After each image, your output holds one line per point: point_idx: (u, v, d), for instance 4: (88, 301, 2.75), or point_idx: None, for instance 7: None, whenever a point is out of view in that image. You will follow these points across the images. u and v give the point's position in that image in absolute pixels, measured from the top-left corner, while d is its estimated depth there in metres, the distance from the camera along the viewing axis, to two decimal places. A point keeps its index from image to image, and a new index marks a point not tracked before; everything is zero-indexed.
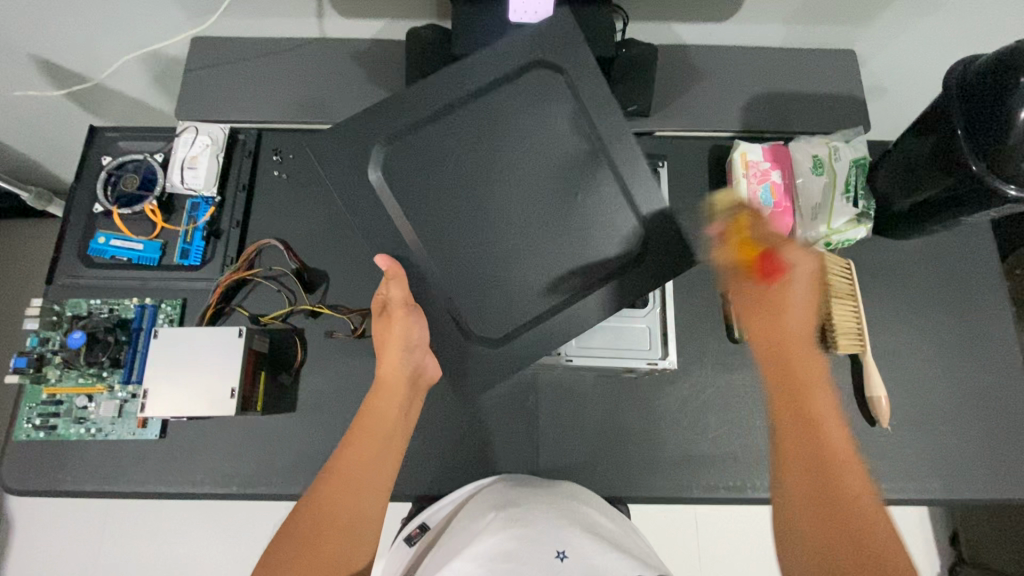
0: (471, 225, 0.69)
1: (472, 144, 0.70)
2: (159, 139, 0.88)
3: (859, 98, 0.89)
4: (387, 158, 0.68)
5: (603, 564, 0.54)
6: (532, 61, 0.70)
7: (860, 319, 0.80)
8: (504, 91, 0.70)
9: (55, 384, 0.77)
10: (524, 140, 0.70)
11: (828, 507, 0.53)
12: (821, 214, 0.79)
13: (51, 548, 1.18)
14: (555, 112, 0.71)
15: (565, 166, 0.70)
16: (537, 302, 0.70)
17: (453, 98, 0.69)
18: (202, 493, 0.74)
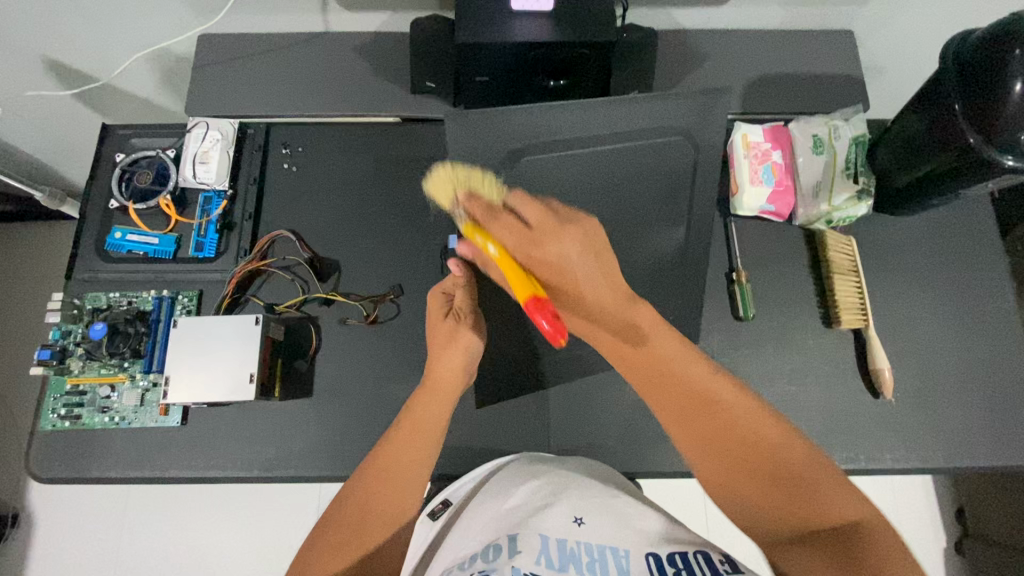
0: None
1: (587, 191, 0.79)
2: (171, 135, 0.90)
3: (857, 77, 0.90)
4: (520, 166, 0.78)
5: (619, 534, 0.55)
6: (673, 129, 0.78)
7: (863, 294, 0.82)
8: (632, 142, 0.78)
9: (78, 375, 0.79)
10: (625, 193, 0.79)
11: (711, 443, 0.52)
12: (822, 192, 0.82)
13: (78, 542, 1.21)
14: (671, 172, 0.79)
15: (648, 227, 0.80)
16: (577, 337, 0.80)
17: (590, 138, 0.78)
18: (224, 477, 0.76)
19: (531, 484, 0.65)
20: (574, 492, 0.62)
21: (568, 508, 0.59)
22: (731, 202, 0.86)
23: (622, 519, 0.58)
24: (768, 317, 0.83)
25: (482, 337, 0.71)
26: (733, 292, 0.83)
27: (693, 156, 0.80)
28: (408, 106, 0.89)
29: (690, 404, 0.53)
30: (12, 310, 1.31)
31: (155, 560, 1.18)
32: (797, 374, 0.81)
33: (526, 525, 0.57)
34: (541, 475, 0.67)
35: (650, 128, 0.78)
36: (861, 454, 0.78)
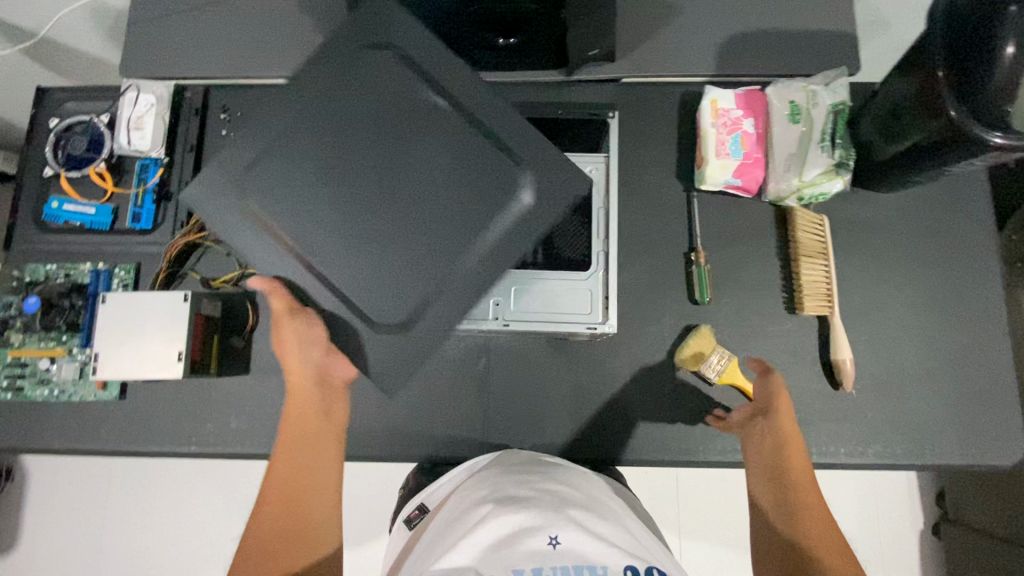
0: (366, 204, 0.67)
1: (353, 138, 0.69)
2: (106, 98, 0.85)
3: (844, 34, 0.81)
4: (260, 175, 0.68)
5: (595, 553, 0.49)
6: (364, 50, 0.70)
7: (831, 279, 0.75)
8: (353, 82, 0.70)
9: (18, 347, 0.78)
10: (386, 129, 0.69)
11: (794, 532, 0.59)
12: (795, 164, 0.74)
13: (77, 493, 1.29)
14: (407, 88, 0.69)
15: (443, 143, 0.68)
16: (435, 285, 0.67)
17: (302, 112, 0.69)
18: (164, 451, 0.77)
19: (504, 499, 0.58)
20: (543, 506, 0.56)
21: (537, 525, 0.52)
22: (696, 176, 0.79)
23: (598, 536, 0.52)
24: (728, 300, 0.78)
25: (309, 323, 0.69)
26: (691, 274, 0.78)
27: (417, 67, 0.70)
28: None
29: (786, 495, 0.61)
30: None
31: (146, 511, 1.26)
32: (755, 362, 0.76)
33: (497, 554, 0.50)
34: (514, 488, 0.60)
35: (358, 56, 0.70)
36: (815, 447, 0.74)
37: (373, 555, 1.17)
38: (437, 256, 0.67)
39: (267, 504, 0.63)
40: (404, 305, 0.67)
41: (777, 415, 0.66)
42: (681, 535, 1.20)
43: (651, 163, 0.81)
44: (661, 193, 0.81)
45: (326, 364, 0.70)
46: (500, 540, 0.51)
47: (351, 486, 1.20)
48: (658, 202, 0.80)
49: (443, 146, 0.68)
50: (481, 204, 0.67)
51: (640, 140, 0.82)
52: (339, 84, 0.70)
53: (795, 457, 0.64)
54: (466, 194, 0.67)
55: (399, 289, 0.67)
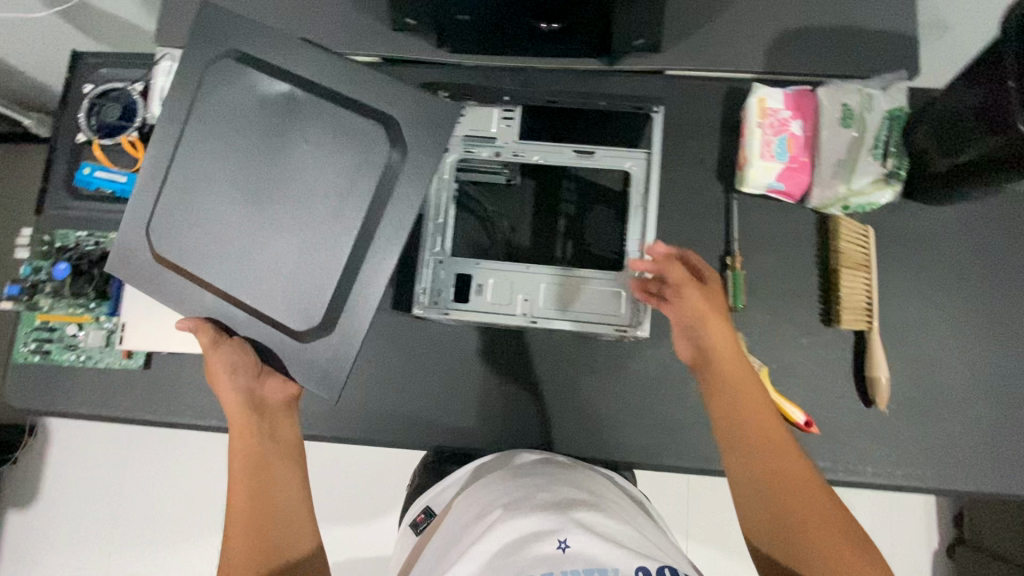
0: (248, 202, 0.63)
1: (214, 137, 0.64)
2: (138, 66, 0.84)
3: (906, 35, 0.77)
4: (161, 211, 0.64)
5: (606, 556, 0.48)
6: (220, 61, 0.65)
7: (871, 293, 0.73)
8: (217, 93, 0.65)
9: (47, 311, 0.79)
10: (258, 132, 0.64)
11: (759, 462, 0.57)
12: (843, 171, 0.72)
13: (96, 453, 1.32)
14: (263, 90, 0.64)
15: (320, 134, 0.63)
16: (350, 284, 0.62)
17: (184, 136, 0.65)
18: (184, 424, 0.77)
19: (510, 504, 0.57)
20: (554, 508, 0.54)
21: (549, 530, 0.51)
22: (736, 177, 0.76)
23: (606, 537, 0.51)
24: (762, 308, 0.75)
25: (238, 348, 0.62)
26: (725, 278, 0.75)
27: (273, 69, 0.65)
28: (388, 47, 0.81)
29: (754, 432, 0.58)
30: None
31: (163, 475, 1.30)
32: (785, 374, 0.74)
33: (507, 560, 0.49)
34: (527, 492, 0.59)
35: (205, 65, 0.66)
36: (841, 464, 0.72)
37: (381, 535, 1.18)
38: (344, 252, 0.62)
39: (233, 538, 0.57)
40: (297, 301, 0.62)
41: (711, 333, 0.63)
42: (687, 536, 1.20)
43: (691, 161, 0.78)
44: (699, 193, 0.78)
45: (261, 384, 0.64)
46: (507, 547, 0.51)
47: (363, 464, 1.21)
48: (696, 202, 0.78)
49: (315, 135, 0.63)
50: (380, 196, 0.63)
51: (681, 137, 0.79)
52: (205, 99, 0.65)
53: (749, 388, 0.61)
54: (353, 178, 0.63)
55: (294, 286, 0.62)
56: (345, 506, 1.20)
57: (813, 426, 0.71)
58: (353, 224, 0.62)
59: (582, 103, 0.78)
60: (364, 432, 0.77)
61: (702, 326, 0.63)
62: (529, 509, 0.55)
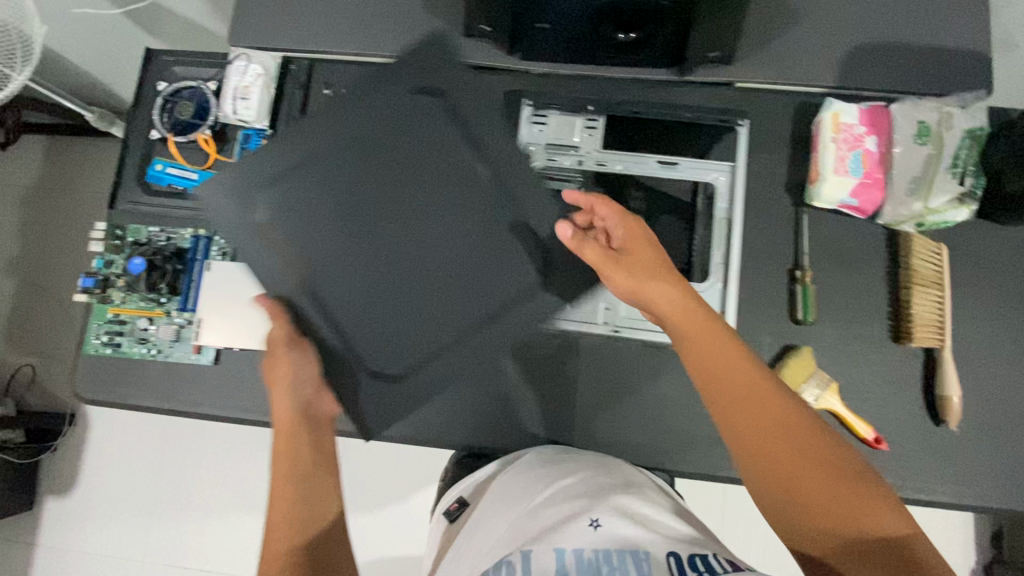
0: (370, 241, 0.72)
1: (373, 156, 0.73)
2: (211, 65, 0.86)
3: (984, 53, 0.76)
4: (290, 191, 0.72)
5: (636, 537, 0.52)
6: (416, 87, 0.74)
7: (944, 311, 0.72)
8: (399, 116, 0.74)
9: (119, 305, 0.80)
10: (420, 173, 0.73)
11: (758, 439, 0.51)
12: (919, 190, 0.72)
13: (136, 444, 1.34)
14: (439, 137, 0.73)
15: (468, 200, 0.73)
16: (430, 335, 0.72)
17: (347, 131, 0.74)
18: (251, 420, 0.78)
19: (543, 489, 0.62)
20: (584, 495, 0.58)
21: (578, 515, 0.55)
22: (808, 192, 0.76)
23: (636, 518, 0.55)
24: (832, 324, 0.75)
25: (307, 352, 0.69)
26: (794, 292, 0.75)
27: (454, 114, 0.73)
28: (459, 51, 0.81)
29: (735, 406, 0.53)
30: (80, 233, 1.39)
31: (203, 467, 1.31)
32: (853, 390, 0.74)
33: (539, 537, 0.53)
34: (557, 480, 0.63)
35: (405, 90, 0.74)
36: (909, 482, 0.72)
37: (419, 535, 1.19)
38: (445, 312, 0.72)
39: (278, 531, 0.57)
40: (384, 342, 0.72)
41: (661, 300, 0.59)
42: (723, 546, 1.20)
43: (761, 174, 0.79)
44: (769, 206, 0.78)
45: (314, 399, 0.68)
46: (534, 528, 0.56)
47: (401, 462, 1.22)
48: (766, 215, 0.78)
49: (464, 200, 0.73)
50: (494, 268, 0.72)
51: (751, 150, 0.79)
52: (383, 116, 0.74)
53: (716, 352, 0.56)
54: (478, 258, 0.72)
55: (393, 328, 0.72)
56: (384, 503, 1.21)
57: (882, 443, 0.71)
58: (461, 280, 0.72)
59: (664, 115, 0.81)
60: (429, 435, 0.77)
61: (642, 298, 0.60)
62: (560, 493, 0.60)
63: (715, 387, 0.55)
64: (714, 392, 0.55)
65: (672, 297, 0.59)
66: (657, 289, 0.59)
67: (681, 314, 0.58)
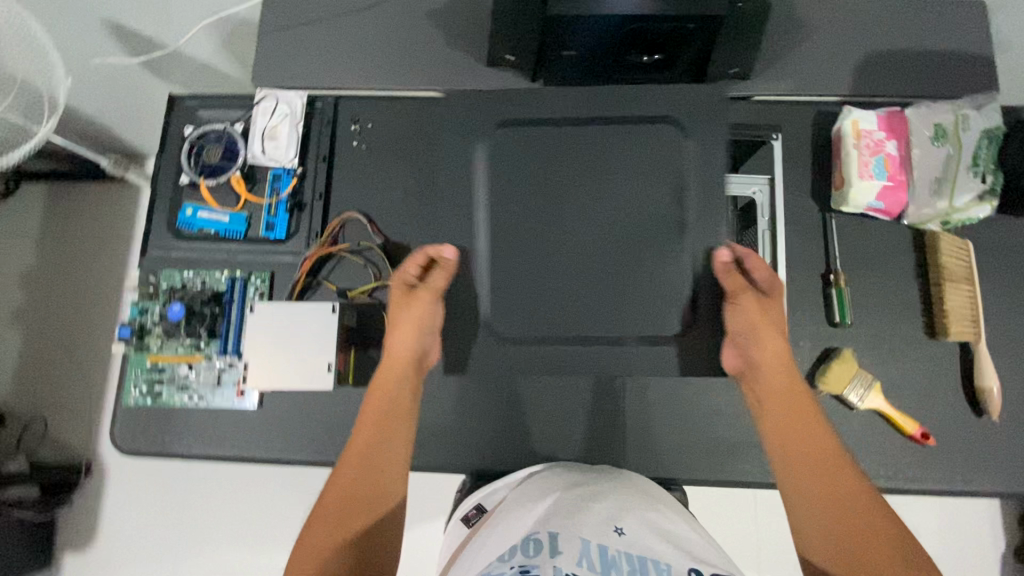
0: (546, 227, 0.72)
1: (594, 156, 0.73)
2: (238, 107, 0.86)
3: (988, 57, 0.80)
4: (503, 138, 0.73)
5: (657, 547, 0.54)
6: (663, 114, 0.72)
7: (977, 305, 0.74)
8: (636, 129, 0.73)
9: (157, 352, 0.79)
10: (630, 179, 0.72)
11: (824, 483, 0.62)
12: (942, 190, 0.75)
13: (151, 495, 1.25)
14: (659, 165, 0.72)
15: (652, 226, 0.71)
16: (571, 316, 0.71)
17: (576, 127, 0.73)
18: (299, 461, 0.77)
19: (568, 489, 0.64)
20: (604, 500, 0.61)
21: (602, 518, 0.58)
22: (835, 197, 0.79)
23: (659, 530, 0.57)
24: (869, 324, 0.77)
25: (437, 306, 0.72)
26: (829, 296, 0.77)
27: (679, 146, 0.72)
28: (484, 81, 0.83)
29: (813, 453, 0.64)
30: (86, 282, 1.34)
31: (219, 514, 1.23)
32: (896, 388, 0.75)
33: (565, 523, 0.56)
34: (582, 484, 0.65)
35: (639, 116, 0.73)
36: (958, 476, 0.73)
37: None
38: (597, 307, 0.71)
39: (346, 465, 0.66)
40: (519, 317, 0.71)
41: (763, 348, 0.68)
42: None
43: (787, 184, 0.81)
44: (796, 214, 0.80)
45: (428, 349, 0.73)
46: (561, 512, 0.59)
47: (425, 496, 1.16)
48: (795, 223, 0.80)
49: (649, 229, 0.71)
50: (648, 277, 0.71)
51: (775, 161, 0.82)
52: (658, 127, 0.73)
53: (805, 411, 0.67)
54: (641, 284, 0.71)
55: (538, 303, 0.71)
56: None
57: (929, 438, 0.73)
58: (620, 288, 0.71)
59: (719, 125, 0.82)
60: (482, 461, 0.77)
61: (754, 340, 0.69)
62: (587, 494, 0.62)
63: (795, 436, 0.65)
64: (793, 437, 0.65)
65: (779, 354, 0.69)
66: (770, 338, 0.69)
67: (782, 370, 0.68)
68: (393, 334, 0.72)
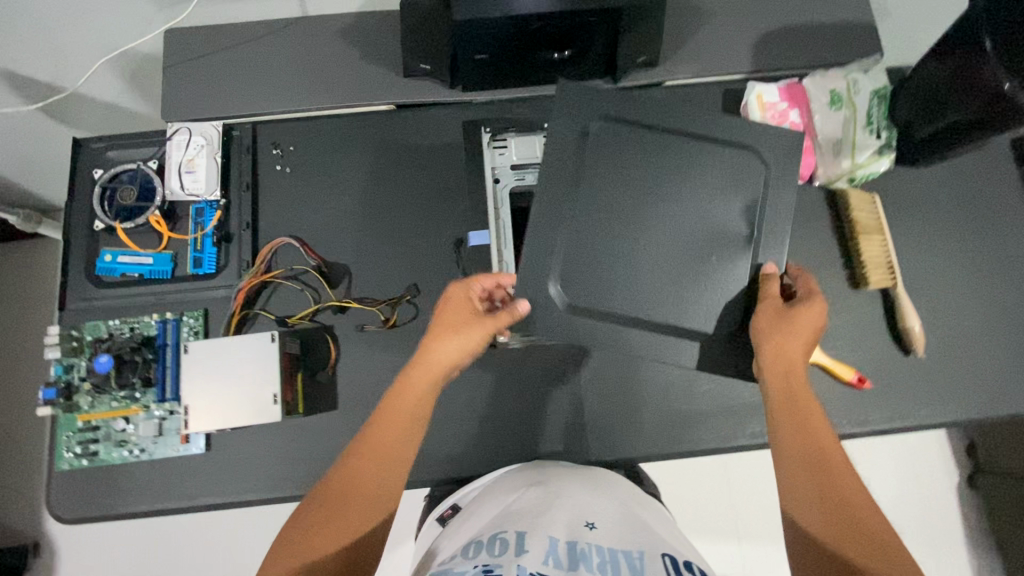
0: (615, 221, 0.69)
1: (678, 175, 0.70)
2: (150, 144, 0.83)
3: (868, 24, 0.86)
4: (608, 130, 0.71)
5: (632, 539, 0.54)
6: (738, 146, 0.71)
7: (890, 252, 0.79)
8: (722, 154, 0.71)
9: (88, 411, 0.75)
10: (708, 198, 0.70)
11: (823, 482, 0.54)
12: (843, 150, 0.80)
13: (107, 564, 1.16)
14: (739, 195, 0.70)
15: (716, 246, 0.69)
16: (622, 304, 0.68)
17: (704, 144, 0.71)
18: (255, 500, 0.74)
19: (542, 488, 0.63)
20: (571, 497, 0.60)
21: (574, 515, 0.56)
22: None
23: (631, 522, 0.57)
24: None
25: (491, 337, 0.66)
26: None
27: (755, 176, 0.70)
28: (403, 92, 0.83)
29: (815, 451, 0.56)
30: (11, 349, 1.26)
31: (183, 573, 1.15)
32: (830, 340, 0.79)
33: (536, 521, 0.55)
34: (555, 482, 0.64)
35: (722, 145, 0.71)
36: (896, 413, 0.77)
37: None
38: (649, 304, 0.68)
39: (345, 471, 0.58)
40: (579, 291, 0.68)
41: (768, 351, 0.60)
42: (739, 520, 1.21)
43: None
44: None
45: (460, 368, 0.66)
46: (531, 512, 0.57)
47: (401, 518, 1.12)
48: None
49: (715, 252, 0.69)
50: (706, 280, 0.69)
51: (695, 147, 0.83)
52: (738, 154, 0.71)
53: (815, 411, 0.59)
54: (699, 299, 0.69)
55: (593, 284, 0.68)
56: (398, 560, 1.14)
57: (865, 382, 0.77)
58: (674, 291, 0.69)
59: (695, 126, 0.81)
60: (446, 470, 0.77)
61: (765, 346, 0.61)
62: (560, 492, 0.61)
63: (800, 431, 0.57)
64: (797, 432, 0.57)
65: (792, 361, 0.60)
66: (787, 342, 0.60)
67: (794, 376, 0.60)
68: (433, 342, 0.64)
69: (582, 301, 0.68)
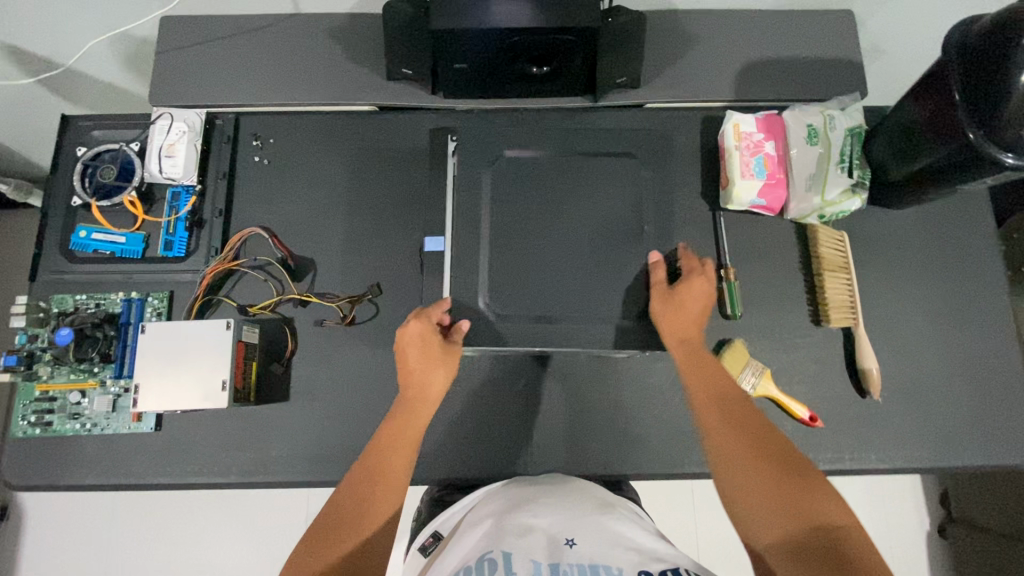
0: (519, 227, 0.72)
1: (577, 180, 0.74)
2: (135, 126, 0.85)
3: (856, 62, 0.86)
4: (510, 140, 0.74)
5: (609, 557, 0.52)
6: (628, 150, 0.76)
7: (853, 291, 0.79)
8: (618, 159, 0.75)
9: (47, 381, 0.77)
10: (602, 198, 0.73)
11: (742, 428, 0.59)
12: (816, 185, 0.78)
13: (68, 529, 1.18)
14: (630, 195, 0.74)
15: (613, 245, 0.72)
16: (526, 307, 0.71)
17: (600, 150, 0.75)
18: (200, 483, 0.75)
19: (527, 506, 0.62)
20: (556, 515, 0.59)
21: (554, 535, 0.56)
22: (722, 196, 0.83)
23: (610, 538, 0.56)
24: (759, 315, 0.80)
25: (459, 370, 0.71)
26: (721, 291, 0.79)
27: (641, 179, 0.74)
28: (386, 94, 0.85)
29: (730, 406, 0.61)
30: None
31: (140, 544, 1.16)
32: (787, 374, 0.79)
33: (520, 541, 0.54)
34: (538, 499, 0.63)
35: (617, 153, 0.76)
36: (847, 454, 0.76)
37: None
38: (550, 308, 0.71)
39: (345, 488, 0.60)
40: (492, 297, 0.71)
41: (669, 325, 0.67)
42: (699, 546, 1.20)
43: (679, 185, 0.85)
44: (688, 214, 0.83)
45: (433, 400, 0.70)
46: (519, 529, 0.56)
47: None
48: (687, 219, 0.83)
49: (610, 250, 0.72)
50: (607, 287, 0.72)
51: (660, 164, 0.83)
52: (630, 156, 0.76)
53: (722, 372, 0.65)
54: (594, 300, 0.71)
55: (504, 288, 0.71)
56: None
57: (817, 420, 0.76)
58: (578, 293, 0.71)
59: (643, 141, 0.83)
60: None
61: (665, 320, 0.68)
62: (543, 510, 0.60)
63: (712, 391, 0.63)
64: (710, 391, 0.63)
65: (691, 332, 0.67)
66: (686, 313, 0.68)
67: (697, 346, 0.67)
68: (425, 377, 0.68)
69: (507, 310, 0.71)
